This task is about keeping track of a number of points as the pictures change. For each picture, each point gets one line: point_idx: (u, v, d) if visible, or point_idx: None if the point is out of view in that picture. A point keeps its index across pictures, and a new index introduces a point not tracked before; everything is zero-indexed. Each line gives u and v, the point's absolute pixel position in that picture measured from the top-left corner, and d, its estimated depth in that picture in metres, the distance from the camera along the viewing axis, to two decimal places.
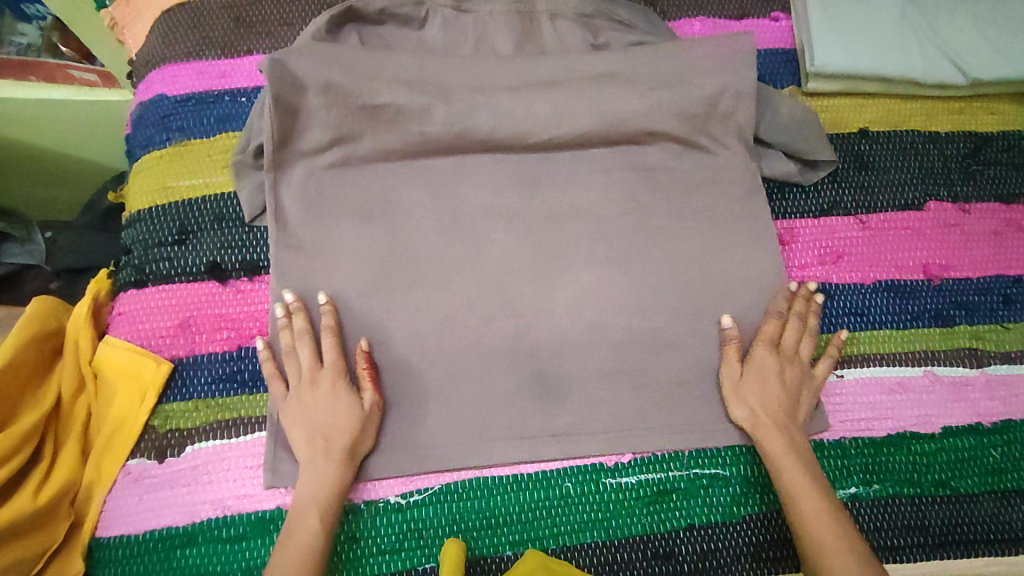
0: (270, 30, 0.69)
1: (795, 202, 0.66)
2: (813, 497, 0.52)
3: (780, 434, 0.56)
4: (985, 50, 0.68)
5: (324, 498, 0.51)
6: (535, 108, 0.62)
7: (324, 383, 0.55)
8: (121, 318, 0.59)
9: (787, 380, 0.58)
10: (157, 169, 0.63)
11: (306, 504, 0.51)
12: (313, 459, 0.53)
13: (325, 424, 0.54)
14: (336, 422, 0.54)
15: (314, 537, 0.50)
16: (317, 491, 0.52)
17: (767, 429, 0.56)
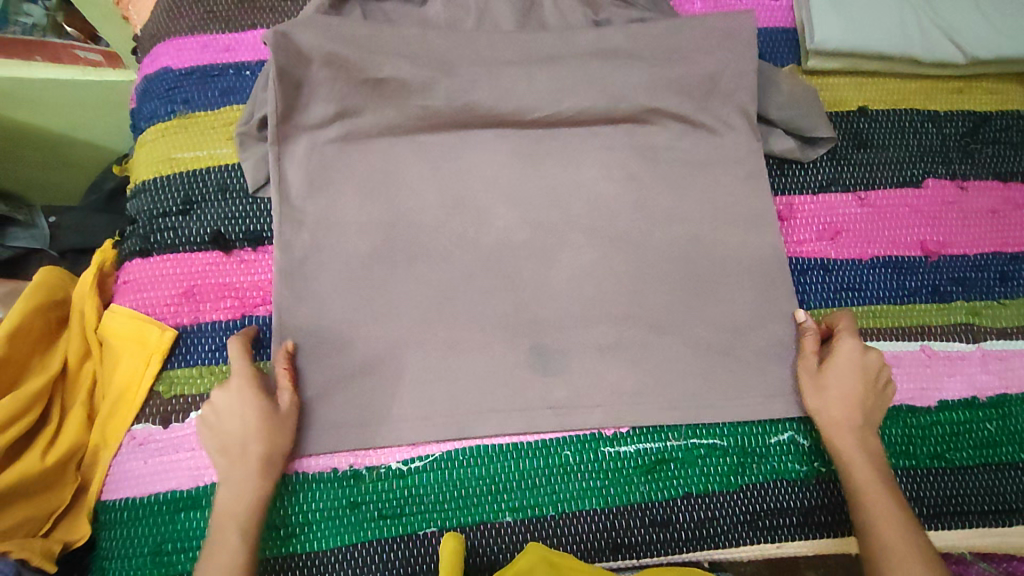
0: (273, 5, 0.70)
1: (795, 178, 0.67)
2: (883, 502, 0.52)
3: (854, 434, 0.55)
4: (983, 29, 0.68)
5: (245, 511, 0.51)
6: (536, 83, 0.63)
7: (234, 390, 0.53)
8: (126, 286, 0.60)
9: (870, 376, 0.57)
10: (162, 141, 0.64)
11: (227, 519, 0.50)
12: (228, 471, 0.52)
13: (238, 434, 0.52)
14: (248, 428, 0.52)
15: (234, 554, 0.49)
16: (233, 505, 0.51)
17: (840, 429, 0.56)
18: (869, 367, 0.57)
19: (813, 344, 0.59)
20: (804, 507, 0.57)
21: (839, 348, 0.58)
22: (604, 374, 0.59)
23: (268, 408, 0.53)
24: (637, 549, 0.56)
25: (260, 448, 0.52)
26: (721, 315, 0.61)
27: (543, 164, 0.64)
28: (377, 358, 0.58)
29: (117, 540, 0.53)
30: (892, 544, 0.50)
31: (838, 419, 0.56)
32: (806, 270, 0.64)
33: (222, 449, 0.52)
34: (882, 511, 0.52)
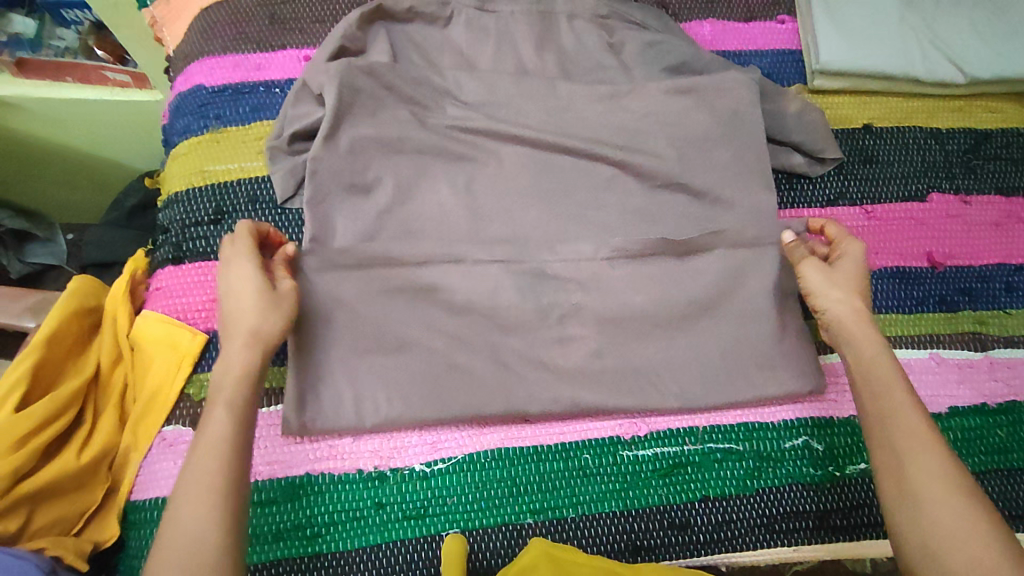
0: (303, 26, 0.73)
1: (804, 192, 0.69)
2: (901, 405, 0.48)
3: (869, 325, 0.54)
4: (981, 51, 0.71)
5: (232, 433, 0.46)
6: (552, 111, 0.67)
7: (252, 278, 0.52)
8: (157, 292, 0.62)
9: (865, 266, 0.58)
10: (195, 154, 0.67)
11: (223, 383, 0.48)
12: (230, 346, 0.50)
13: (247, 316, 0.50)
14: (237, 289, 0.52)
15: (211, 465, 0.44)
16: (224, 376, 0.48)
17: (857, 322, 0.54)
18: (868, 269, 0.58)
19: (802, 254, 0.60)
20: (819, 510, 0.58)
21: (847, 255, 0.58)
22: (616, 373, 0.60)
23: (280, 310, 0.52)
24: (656, 552, 0.56)
25: (274, 326, 0.51)
26: (737, 319, 0.61)
27: (572, 316, 0.61)
28: (392, 335, 0.58)
29: (146, 539, 0.54)
30: (937, 488, 0.45)
31: (847, 317, 0.55)
32: None
33: (225, 333, 0.51)
34: (922, 458, 0.46)
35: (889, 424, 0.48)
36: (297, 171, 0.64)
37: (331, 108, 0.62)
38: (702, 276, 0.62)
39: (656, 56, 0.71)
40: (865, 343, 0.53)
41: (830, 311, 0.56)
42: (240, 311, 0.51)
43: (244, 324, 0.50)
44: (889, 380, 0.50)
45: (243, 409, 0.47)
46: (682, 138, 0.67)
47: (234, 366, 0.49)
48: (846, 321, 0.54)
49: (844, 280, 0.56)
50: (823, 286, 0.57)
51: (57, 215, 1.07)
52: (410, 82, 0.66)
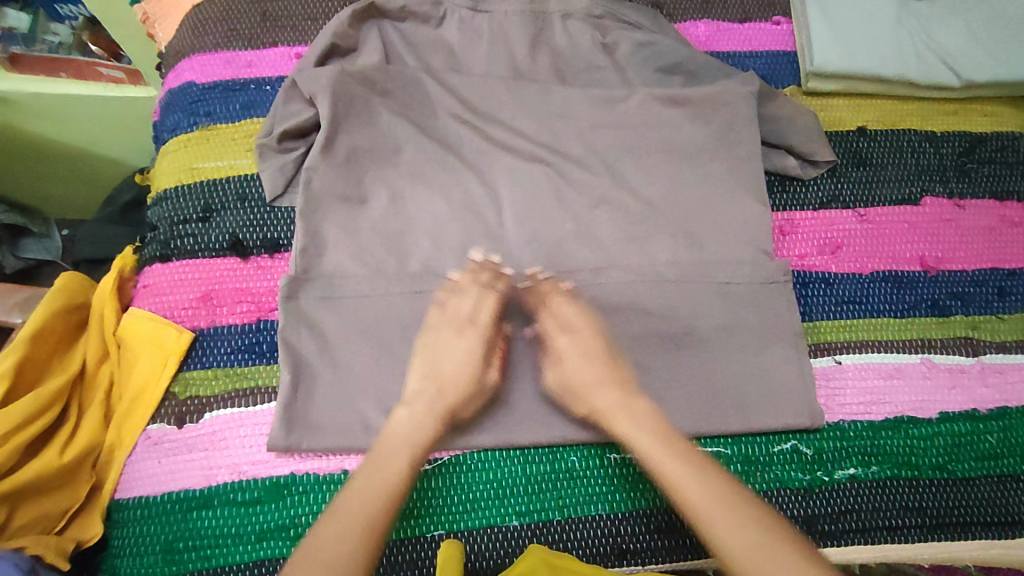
0: (295, 24, 0.73)
1: (795, 195, 0.69)
2: (689, 484, 0.45)
3: (626, 410, 0.51)
4: (976, 54, 0.71)
5: (414, 445, 0.49)
6: (543, 114, 0.67)
7: (470, 336, 0.56)
8: (145, 290, 0.62)
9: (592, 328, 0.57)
10: (184, 151, 0.67)
11: (395, 444, 0.48)
12: (417, 396, 0.52)
13: (424, 380, 0.53)
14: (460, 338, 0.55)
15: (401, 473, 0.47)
16: (397, 433, 0.49)
17: (615, 408, 0.52)
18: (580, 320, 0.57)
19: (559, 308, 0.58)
20: (806, 516, 0.57)
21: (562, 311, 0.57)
22: None
23: (481, 365, 0.55)
24: (642, 556, 0.56)
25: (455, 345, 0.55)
26: (727, 321, 0.61)
27: None
28: (381, 337, 0.58)
29: (129, 538, 0.54)
30: (709, 510, 0.43)
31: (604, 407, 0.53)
32: (808, 283, 0.66)
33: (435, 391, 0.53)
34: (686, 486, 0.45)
35: (686, 506, 0.45)
36: (287, 170, 0.63)
37: (325, 119, 0.63)
38: (693, 278, 0.62)
39: (650, 57, 0.70)
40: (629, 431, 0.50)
41: (573, 386, 0.55)
42: (434, 376, 0.53)
43: (421, 386, 0.53)
44: (630, 427, 0.50)
45: (429, 425, 0.50)
46: (674, 141, 0.67)
47: (401, 426, 0.50)
48: (615, 411, 0.52)
49: (572, 371, 0.55)
50: (559, 372, 0.56)
51: (57, 210, 1.08)
52: (403, 82, 0.66)
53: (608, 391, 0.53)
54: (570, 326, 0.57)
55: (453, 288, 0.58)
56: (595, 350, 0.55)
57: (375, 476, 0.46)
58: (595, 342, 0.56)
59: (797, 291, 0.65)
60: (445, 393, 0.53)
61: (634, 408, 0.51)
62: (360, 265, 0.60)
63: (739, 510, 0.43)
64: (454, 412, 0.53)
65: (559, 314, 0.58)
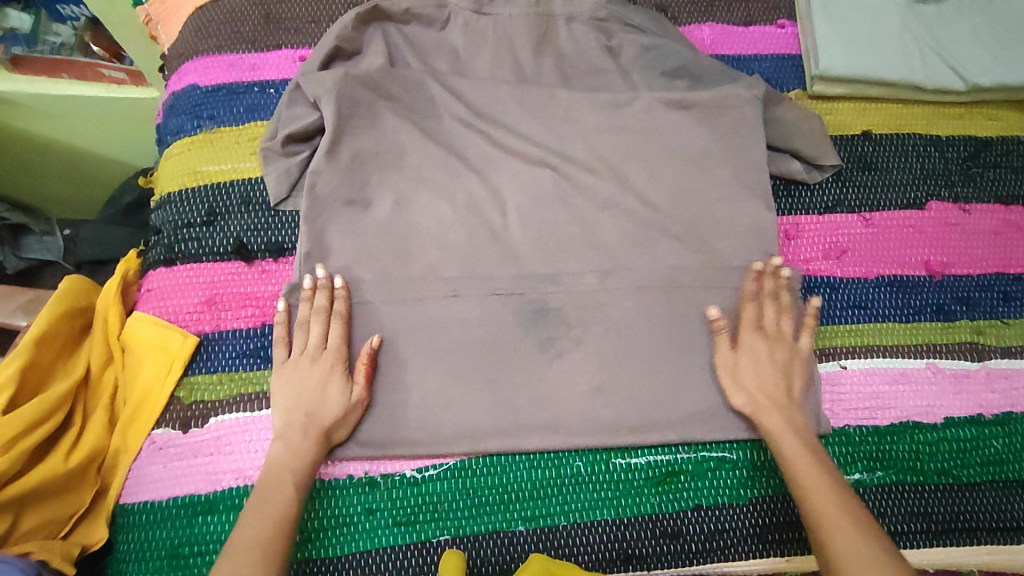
0: (299, 26, 0.72)
1: (801, 199, 0.69)
2: (812, 474, 0.52)
3: (780, 411, 0.57)
4: (982, 58, 0.71)
5: (297, 471, 0.52)
6: (548, 117, 0.67)
7: (319, 364, 0.56)
8: (150, 294, 0.62)
9: (777, 359, 0.59)
10: (188, 155, 0.66)
11: (279, 475, 0.52)
12: (292, 432, 0.54)
13: (292, 413, 0.55)
14: (309, 379, 0.56)
15: (287, 504, 0.51)
16: (277, 467, 0.52)
17: (766, 410, 0.57)
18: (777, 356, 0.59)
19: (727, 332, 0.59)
20: None
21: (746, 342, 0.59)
22: (611, 381, 0.59)
23: (342, 384, 0.56)
24: (648, 561, 0.56)
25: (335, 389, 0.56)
26: (733, 326, 0.61)
27: (566, 322, 0.60)
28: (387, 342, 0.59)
29: (134, 543, 0.54)
30: (816, 487, 0.52)
31: (761, 405, 0.57)
32: (813, 287, 0.65)
33: (286, 418, 0.55)
34: (824, 497, 0.51)
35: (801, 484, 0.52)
36: (291, 174, 0.63)
37: (329, 123, 0.62)
38: (698, 283, 0.62)
39: (655, 60, 0.70)
40: (774, 429, 0.56)
41: (739, 376, 0.58)
42: (301, 408, 0.55)
43: (289, 420, 0.55)
44: (779, 425, 0.56)
45: (307, 451, 0.53)
46: (679, 145, 0.66)
47: (277, 459, 0.53)
48: (755, 412, 0.57)
49: (746, 372, 0.58)
50: (730, 355, 0.59)
51: (56, 210, 1.07)
52: (408, 86, 0.66)
53: (772, 397, 0.57)
54: (745, 338, 0.60)
55: (297, 318, 0.58)
56: (782, 361, 0.59)
57: (260, 507, 0.50)
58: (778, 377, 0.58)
59: (802, 296, 0.65)
60: (307, 424, 0.54)
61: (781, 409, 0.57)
62: (364, 270, 0.60)
63: (839, 489, 0.52)
64: (329, 436, 0.55)
65: (758, 321, 0.60)
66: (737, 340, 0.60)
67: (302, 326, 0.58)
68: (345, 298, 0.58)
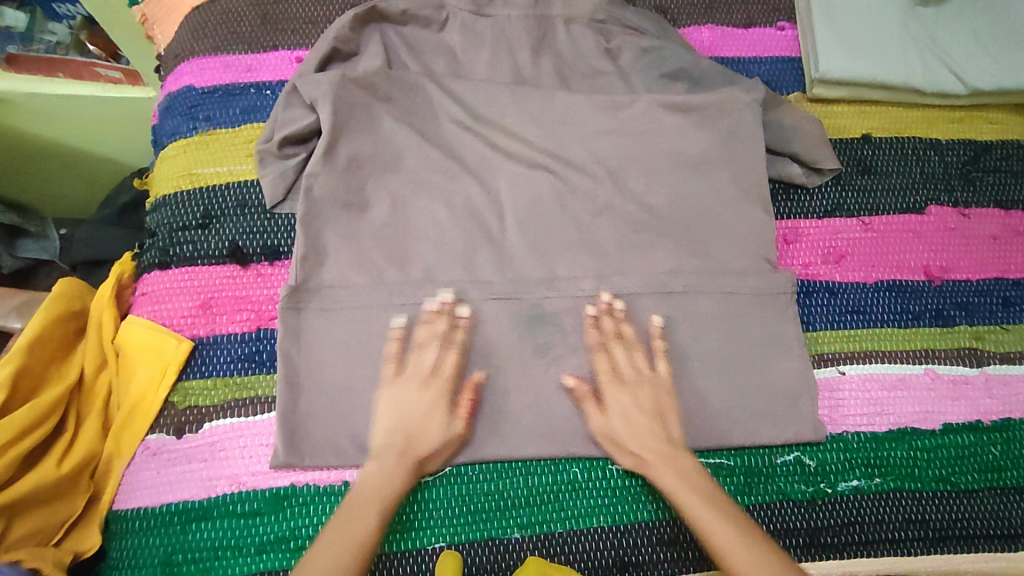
0: (295, 27, 0.72)
1: (799, 203, 0.68)
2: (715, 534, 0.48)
3: (669, 464, 0.53)
4: (982, 62, 0.70)
5: (386, 499, 0.50)
6: (546, 120, 0.66)
7: (434, 390, 0.55)
8: (144, 298, 0.61)
9: (640, 397, 0.56)
10: (183, 157, 0.66)
11: (366, 499, 0.50)
12: (388, 454, 0.52)
13: (392, 434, 0.53)
14: (408, 405, 0.54)
15: (368, 529, 0.48)
16: (360, 488, 0.51)
17: (657, 462, 0.53)
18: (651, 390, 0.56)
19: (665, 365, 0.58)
20: (809, 528, 0.57)
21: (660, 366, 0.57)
22: None
23: (446, 418, 0.55)
24: (644, 568, 0.56)
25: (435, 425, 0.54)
26: (731, 331, 0.61)
27: (563, 327, 0.60)
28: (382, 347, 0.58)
29: (127, 550, 0.53)
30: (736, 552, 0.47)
31: (648, 459, 0.54)
32: (812, 292, 0.65)
33: (408, 443, 0.53)
34: (712, 525, 0.49)
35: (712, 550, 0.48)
36: (287, 177, 0.63)
37: (325, 126, 0.62)
38: (697, 288, 0.62)
39: (654, 62, 0.69)
40: (670, 484, 0.52)
41: (619, 438, 0.55)
42: (404, 431, 0.53)
43: (389, 441, 0.53)
44: (671, 480, 0.52)
45: (379, 474, 0.51)
46: (678, 148, 0.66)
47: (371, 479, 0.51)
48: (649, 461, 0.54)
49: (628, 428, 0.55)
50: (604, 421, 0.56)
51: (54, 211, 1.06)
52: (405, 88, 0.65)
53: (641, 444, 0.54)
54: (628, 379, 0.57)
55: (412, 341, 0.57)
56: (649, 405, 0.56)
57: (348, 527, 0.48)
58: (656, 399, 0.56)
59: (800, 301, 0.65)
60: (392, 450, 0.53)
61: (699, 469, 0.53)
62: (361, 274, 0.60)
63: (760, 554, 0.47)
64: (421, 463, 0.54)
65: (616, 365, 0.57)
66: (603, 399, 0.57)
67: (418, 348, 0.56)
68: (466, 329, 0.58)
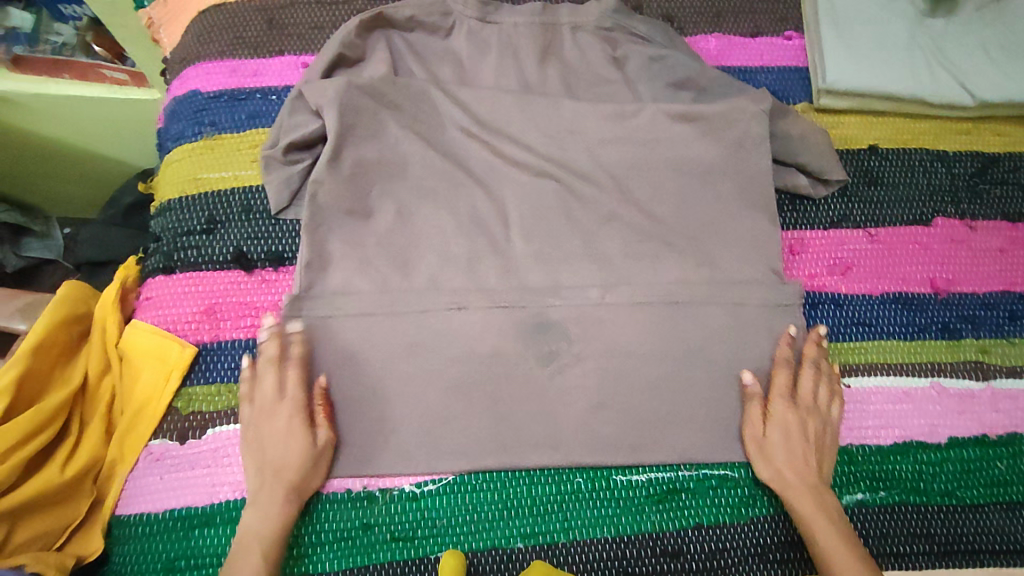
0: (301, 32, 0.72)
1: (805, 214, 0.68)
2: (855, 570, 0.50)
3: (810, 494, 0.55)
4: (990, 74, 0.70)
5: (267, 532, 0.51)
6: (553, 128, 0.66)
7: (280, 417, 0.54)
8: (148, 302, 0.61)
9: (810, 432, 0.58)
10: (189, 162, 0.66)
11: (245, 540, 0.51)
12: (257, 492, 0.53)
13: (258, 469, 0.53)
14: (264, 435, 0.54)
15: (256, 571, 0.49)
16: (252, 527, 0.51)
17: (796, 492, 0.56)
18: (808, 421, 0.58)
19: (780, 383, 0.59)
20: None
21: (801, 389, 0.59)
22: (613, 397, 0.59)
23: (304, 435, 0.54)
24: None
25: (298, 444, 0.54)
26: (736, 343, 0.61)
27: (568, 337, 0.60)
28: (387, 356, 0.58)
29: (130, 555, 0.53)
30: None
31: (788, 483, 0.56)
32: (817, 304, 0.65)
33: (257, 474, 0.53)
34: (848, 569, 0.51)
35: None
36: (292, 183, 0.63)
37: (331, 133, 0.62)
38: (702, 299, 0.61)
39: (660, 72, 0.69)
40: (805, 513, 0.54)
41: (769, 455, 0.57)
42: (265, 464, 0.53)
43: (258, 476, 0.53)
44: (810, 511, 0.54)
45: (267, 505, 0.52)
46: (683, 159, 0.66)
47: (253, 520, 0.52)
48: (788, 489, 0.56)
49: (779, 448, 0.57)
50: (759, 436, 0.58)
51: (62, 210, 1.06)
52: (411, 96, 0.65)
53: (801, 473, 0.56)
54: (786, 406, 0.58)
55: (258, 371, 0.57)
56: (814, 434, 0.58)
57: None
58: (819, 431, 0.58)
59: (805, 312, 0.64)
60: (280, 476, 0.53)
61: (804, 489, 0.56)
62: (366, 281, 0.60)
63: None
64: (301, 488, 0.54)
65: (791, 385, 0.59)
66: (767, 410, 0.59)
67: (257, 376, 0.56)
68: (301, 341, 0.56)
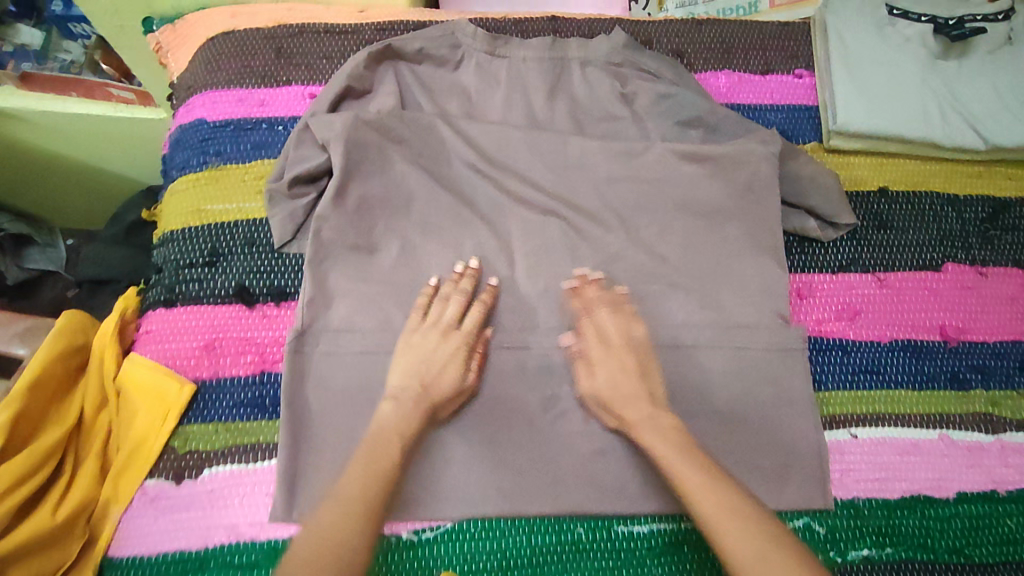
0: (309, 62, 0.71)
1: (814, 257, 0.67)
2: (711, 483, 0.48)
3: (643, 418, 0.53)
4: (1003, 118, 0.69)
5: (401, 432, 0.52)
6: (560, 165, 0.66)
7: (450, 343, 0.56)
8: (147, 336, 0.61)
9: (626, 363, 0.55)
10: (193, 193, 0.65)
11: (386, 434, 0.52)
12: (405, 400, 0.53)
13: (407, 378, 0.54)
14: (430, 354, 0.55)
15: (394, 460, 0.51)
16: (392, 429, 0.52)
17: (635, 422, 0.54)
18: (607, 351, 0.56)
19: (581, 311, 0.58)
20: None
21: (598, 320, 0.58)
22: (616, 442, 0.58)
23: (461, 368, 0.56)
24: None
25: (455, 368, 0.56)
26: (741, 389, 0.60)
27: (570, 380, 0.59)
28: None
29: None
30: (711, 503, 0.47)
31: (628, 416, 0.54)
32: (825, 350, 0.64)
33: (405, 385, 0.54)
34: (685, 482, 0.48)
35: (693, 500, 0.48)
36: (297, 217, 0.62)
37: (336, 168, 0.61)
38: (707, 344, 0.61)
39: (669, 109, 0.69)
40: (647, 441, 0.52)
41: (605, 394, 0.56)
42: (416, 377, 0.54)
43: (405, 384, 0.54)
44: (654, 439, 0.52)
45: (410, 415, 0.53)
46: (691, 199, 0.65)
47: (388, 420, 0.53)
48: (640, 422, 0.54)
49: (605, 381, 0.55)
50: (591, 376, 0.57)
51: (67, 220, 1.06)
52: (419, 130, 0.65)
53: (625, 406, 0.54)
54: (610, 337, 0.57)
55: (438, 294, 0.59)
56: (632, 364, 0.56)
57: (364, 469, 0.49)
58: (632, 360, 0.56)
59: (812, 358, 0.63)
60: (429, 389, 0.54)
61: (660, 429, 0.52)
62: (369, 319, 0.59)
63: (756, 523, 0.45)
64: (436, 410, 0.55)
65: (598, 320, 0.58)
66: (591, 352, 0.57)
67: (441, 299, 0.58)
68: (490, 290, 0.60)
